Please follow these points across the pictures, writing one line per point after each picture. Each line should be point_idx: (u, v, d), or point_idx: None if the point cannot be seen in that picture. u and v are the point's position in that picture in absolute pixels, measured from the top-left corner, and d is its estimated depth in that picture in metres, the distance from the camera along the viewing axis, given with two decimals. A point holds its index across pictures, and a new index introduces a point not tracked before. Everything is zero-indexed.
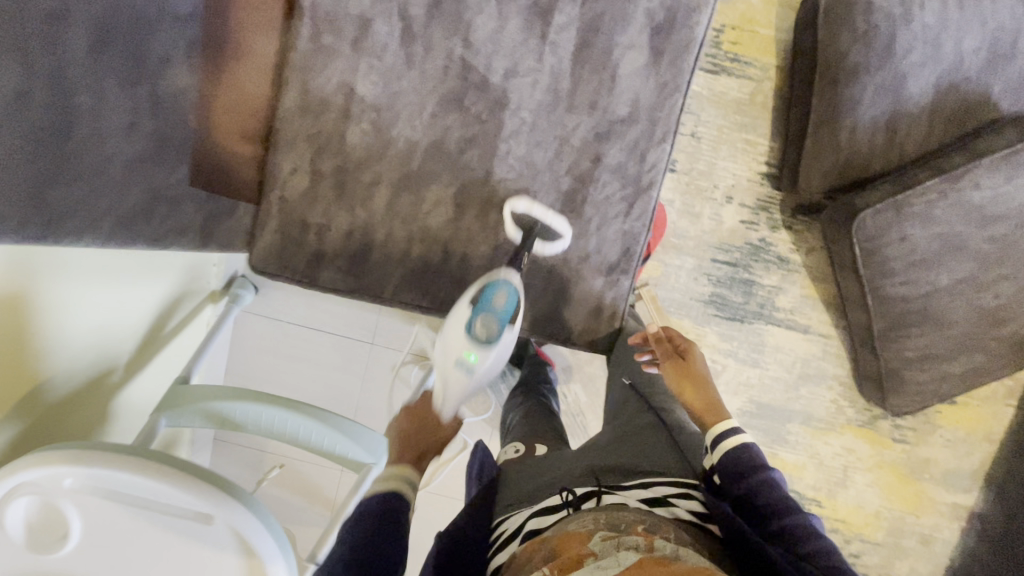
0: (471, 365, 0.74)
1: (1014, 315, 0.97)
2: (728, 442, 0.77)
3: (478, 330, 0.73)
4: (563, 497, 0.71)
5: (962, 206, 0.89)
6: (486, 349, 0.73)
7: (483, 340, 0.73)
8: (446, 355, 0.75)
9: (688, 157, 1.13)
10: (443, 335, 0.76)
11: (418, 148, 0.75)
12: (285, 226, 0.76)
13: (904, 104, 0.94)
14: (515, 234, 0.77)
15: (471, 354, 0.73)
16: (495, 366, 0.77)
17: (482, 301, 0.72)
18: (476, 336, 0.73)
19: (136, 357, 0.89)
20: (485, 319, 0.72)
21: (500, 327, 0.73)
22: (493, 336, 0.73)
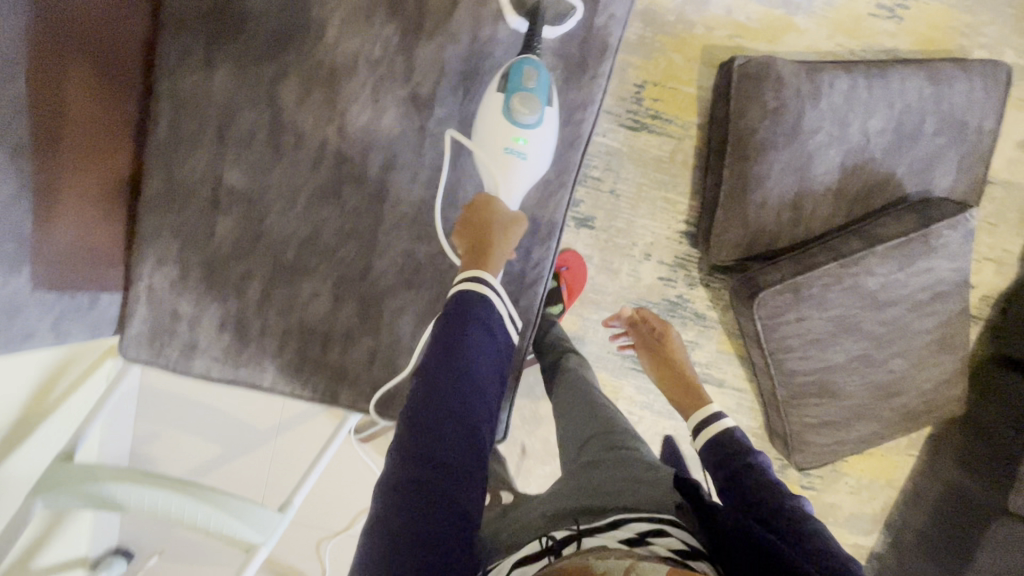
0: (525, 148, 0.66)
1: (907, 388, 1.00)
2: (712, 428, 0.88)
3: (517, 109, 0.64)
4: (542, 543, 0.65)
5: (857, 292, 0.90)
6: (532, 127, 0.65)
7: (525, 117, 0.64)
8: (504, 170, 0.67)
9: (607, 214, 1.11)
10: (478, 134, 0.67)
11: (293, 239, 0.72)
12: (156, 316, 0.74)
13: (809, 182, 0.94)
14: (517, 21, 0.67)
15: (521, 137, 0.65)
16: (548, 147, 0.68)
17: (512, 82, 0.64)
18: (516, 114, 0.64)
19: (14, 433, 0.86)
20: (523, 97, 0.64)
21: (540, 104, 0.65)
22: (538, 115, 0.65)
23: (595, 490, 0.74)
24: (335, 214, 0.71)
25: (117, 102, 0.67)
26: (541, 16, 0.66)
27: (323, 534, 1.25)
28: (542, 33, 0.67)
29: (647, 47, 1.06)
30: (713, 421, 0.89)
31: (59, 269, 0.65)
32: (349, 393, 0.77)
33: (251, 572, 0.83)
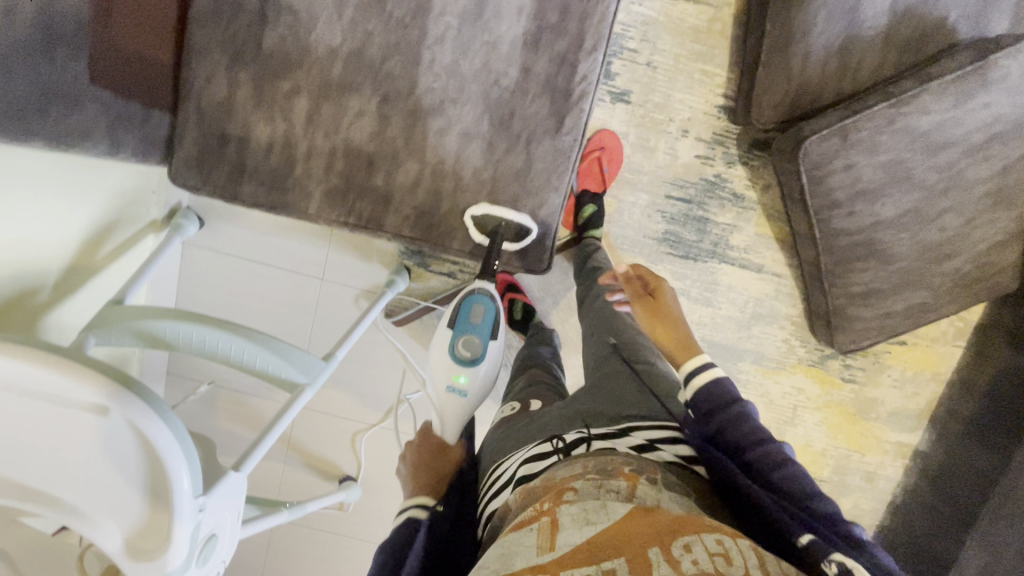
0: (464, 386, 0.83)
1: (960, 249, 0.97)
2: (701, 375, 0.72)
3: (460, 350, 0.84)
4: (553, 444, 0.64)
5: (908, 132, 0.88)
6: (473, 367, 0.84)
7: (467, 361, 0.84)
8: (448, 406, 0.83)
9: (643, 88, 1.10)
10: (432, 367, 0.86)
11: (338, 55, 0.72)
12: (204, 138, 0.74)
13: (858, 28, 0.90)
14: (484, 240, 0.79)
15: (462, 376, 0.84)
16: (486, 388, 0.85)
17: (460, 321, 0.84)
18: (460, 357, 0.84)
19: (66, 279, 0.87)
20: (466, 339, 0.84)
21: (482, 341, 0.84)
22: (477, 353, 0.84)
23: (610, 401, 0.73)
24: (380, 26, 0.71)
25: None
26: (498, 235, 0.78)
27: (357, 427, 1.24)
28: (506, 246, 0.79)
29: None
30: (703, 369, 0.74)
31: (114, 71, 0.67)
32: (396, 220, 0.78)
33: (298, 409, 0.84)
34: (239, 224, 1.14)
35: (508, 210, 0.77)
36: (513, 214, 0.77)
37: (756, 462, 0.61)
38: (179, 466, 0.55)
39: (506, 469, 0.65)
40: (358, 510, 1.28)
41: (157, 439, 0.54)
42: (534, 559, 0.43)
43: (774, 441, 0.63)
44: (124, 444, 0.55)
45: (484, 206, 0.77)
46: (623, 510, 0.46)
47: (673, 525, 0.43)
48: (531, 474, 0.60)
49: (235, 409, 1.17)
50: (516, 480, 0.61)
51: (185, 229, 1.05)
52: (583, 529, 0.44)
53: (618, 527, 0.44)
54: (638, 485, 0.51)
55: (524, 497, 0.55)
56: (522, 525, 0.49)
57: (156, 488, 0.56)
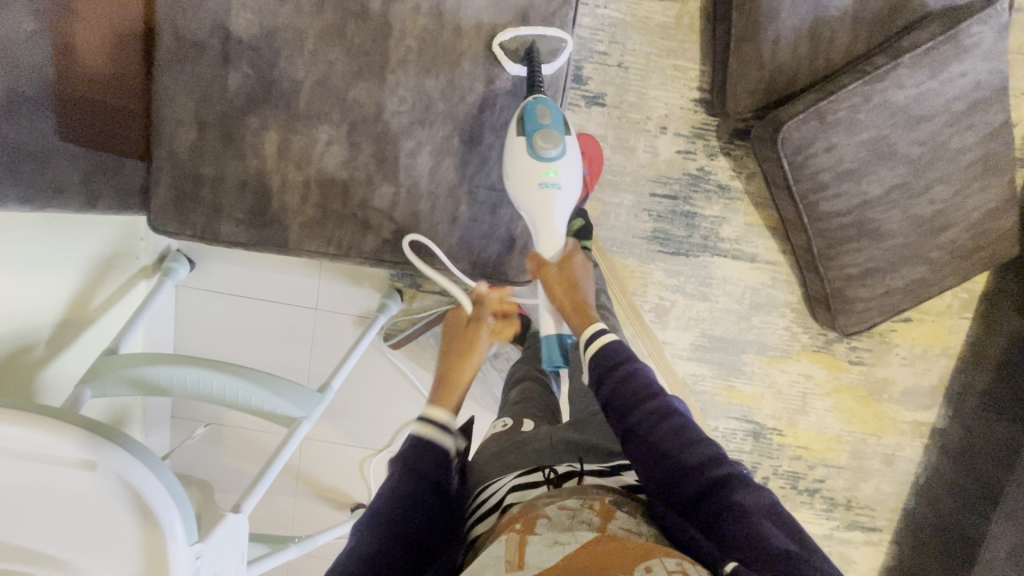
0: (558, 179, 0.71)
1: (953, 220, 0.95)
2: (590, 343, 0.68)
3: (542, 145, 0.69)
4: (545, 475, 0.62)
5: (886, 108, 0.87)
6: (557, 158, 0.71)
7: (552, 151, 0.70)
8: (543, 207, 0.72)
9: (618, 89, 1.09)
10: (511, 176, 0.72)
11: (303, 88, 0.72)
12: (178, 181, 0.75)
13: (825, 9, 0.89)
14: (516, 68, 0.73)
15: (552, 170, 0.71)
16: (573, 176, 0.74)
17: (531, 122, 0.70)
18: (543, 150, 0.70)
19: (58, 334, 0.88)
20: (544, 134, 0.69)
21: (561, 132, 0.70)
22: (560, 145, 0.70)
23: (608, 434, 0.73)
24: (342, 56, 0.72)
25: None
26: (536, 56, 0.72)
27: (363, 454, 1.23)
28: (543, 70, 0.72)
29: None
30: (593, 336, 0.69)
31: (83, 126, 0.68)
32: (376, 244, 0.77)
33: (296, 443, 0.83)
34: (229, 261, 1.15)
35: (537, 25, 0.72)
36: (545, 29, 0.72)
37: (642, 422, 0.60)
38: (169, 514, 0.54)
39: (493, 493, 0.63)
40: None
41: (147, 492, 0.54)
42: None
43: (659, 396, 0.62)
44: (111, 497, 0.54)
45: (510, 30, 0.71)
46: (590, 535, 0.48)
47: (640, 551, 0.46)
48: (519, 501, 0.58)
49: (240, 446, 1.16)
50: (502, 507, 0.59)
51: (175, 272, 1.05)
52: (552, 552, 0.46)
53: (586, 552, 0.45)
54: (613, 518, 0.52)
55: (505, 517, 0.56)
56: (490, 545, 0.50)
57: (148, 538, 0.55)
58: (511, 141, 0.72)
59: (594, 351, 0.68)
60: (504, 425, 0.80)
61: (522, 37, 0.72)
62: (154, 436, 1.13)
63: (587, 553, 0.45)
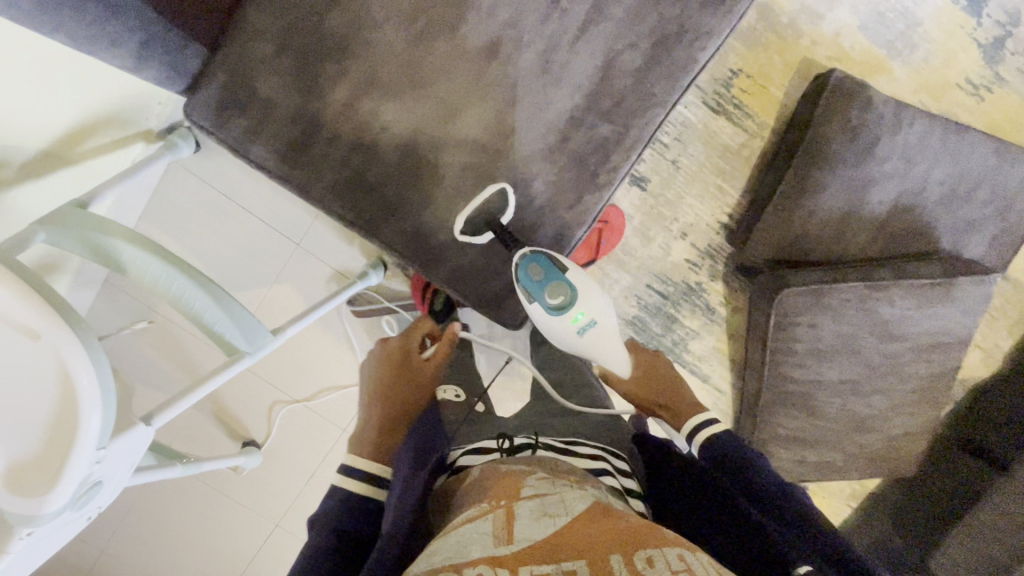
0: (588, 317, 0.79)
1: (878, 428, 1.05)
2: (702, 435, 0.82)
3: (557, 301, 0.77)
4: (499, 443, 0.78)
5: (871, 314, 0.96)
6: (576, 301, 0.78)
7: (562, 303, 0.77)
8: (597, 332, 0.81)
9: (662, 182, 1.14)
10: (552, 335, 0.81)
11: (394, 60, 0.72)
12: (232, 84, 0.72)
13: (861, 207, 0.98)
14: (485, 236, 0.76)
15: (578, 313, 0.78)
16: (602, 301, 0.80)
17: (532, 289, 0.76)
18: (558, 304, 0.77)
19: (36, 162, 0.82)
20: (552, 289, 0.76)
21: (562, 280, 0.76)
22: (569, 291, 0.77)
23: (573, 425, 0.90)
24: (443, 50, 0.72)
25: None
26: (493, 221, 0.76)
27: (280, 397, 1.22)
28: (502, 222, 0.76)
29: (753, 38, 1.09)
30: (703, 427, 0.83)
31: None
32: (392, 231, 0.78)
33: (231, 374, 0.81)
34: (235, 163, 1.11)
35: (576, 216, 0.78)
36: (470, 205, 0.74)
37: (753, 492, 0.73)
38: (90, 411, 0.52)
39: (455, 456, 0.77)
40: (251, 477, 1.25)
41: (78, 382, 0.51)
42: (493, 548, 0.48)
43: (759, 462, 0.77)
44: (40, 369, 0.52)
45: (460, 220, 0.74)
46: (580, 507, 0.54)
47: (629, 531, 0.50)
48: (473, 463, 0.73)
49: (165, 341, 1.13)
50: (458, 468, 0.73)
51: (179, 150, 1.03)
52: (545, 525, 0.51)
53: (577, 523, 0.51)
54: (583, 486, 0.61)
55: (474, 484, 0.63)
56: (474, 518, 0.54)
57: (61, 425, 0.53)
58: (531, 309, 0.78)
59: (701, 442, 0.82)
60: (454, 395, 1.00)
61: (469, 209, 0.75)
62: (79, 293, 1.07)
63: (577, 525, 0.51)
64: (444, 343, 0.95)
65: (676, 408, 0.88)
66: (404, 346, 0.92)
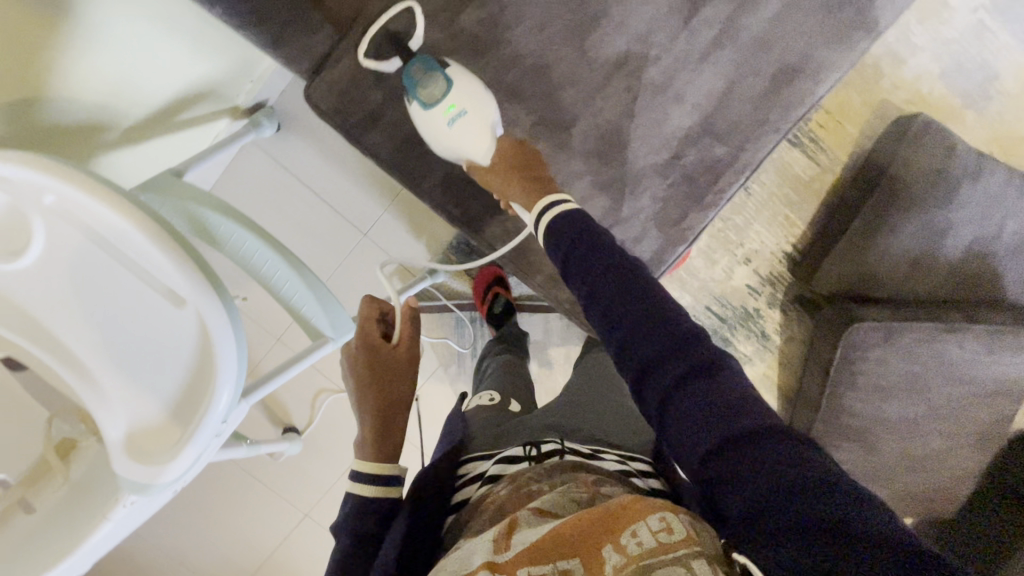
0: (461, 108, 0.68)
1: (930, 468, 1.06)
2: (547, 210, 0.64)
3: (430, 90, 0.68)
4: (526, 450, 0.63)
5: (937, 356, 0.97)
6: (450, 90, 0.68)
7: (433, 93, 0.68)
8: (461, 138, 0.70)
9: (731, 206, 1.16)
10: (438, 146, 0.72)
11: (521, 63, 0.73)
12: (356, 69, 0.72)
13: (936, 249, 1.00)
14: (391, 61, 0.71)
15: (450, 103, 0.68)
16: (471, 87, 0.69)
17: (411, 86, 0.69)
18: (429, 95, 0.68)
19: (138, 128, 0.82)
20: (433, 81, 0.68)
21: (438, 70, 0.68)
22: (444, 80, 0.68)
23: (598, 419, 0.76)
24: (570, 58, 0.73)
25: None
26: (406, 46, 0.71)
27: (326, 386, 1.22)
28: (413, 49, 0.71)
29: None
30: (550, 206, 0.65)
31: None
32: (496, 230, 0.79)
33: (314, 359, 0.83)
34: (313, 147, 1.11)
35: (679, 232, 0.78)
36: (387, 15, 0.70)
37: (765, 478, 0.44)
38: (225, 385, 0.52)
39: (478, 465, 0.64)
40: (288, 463, 1.23)
41: (220, 353, 0.51)
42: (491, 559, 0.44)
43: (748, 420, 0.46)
44: (185, 335, 0.52)
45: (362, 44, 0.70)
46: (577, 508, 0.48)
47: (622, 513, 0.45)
48: (501, 474, 0.60)
49: None
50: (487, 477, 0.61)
51: (263, 129, 1.02)
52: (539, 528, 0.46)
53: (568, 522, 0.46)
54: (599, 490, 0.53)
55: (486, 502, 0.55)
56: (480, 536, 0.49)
57: (197, 390, 0.53)
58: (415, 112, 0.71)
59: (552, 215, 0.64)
60: (489, 400, 0.85)
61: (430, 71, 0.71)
62: None
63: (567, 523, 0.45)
64: (409, 321, 0.73)
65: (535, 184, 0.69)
66: (364, 337, 0.71)
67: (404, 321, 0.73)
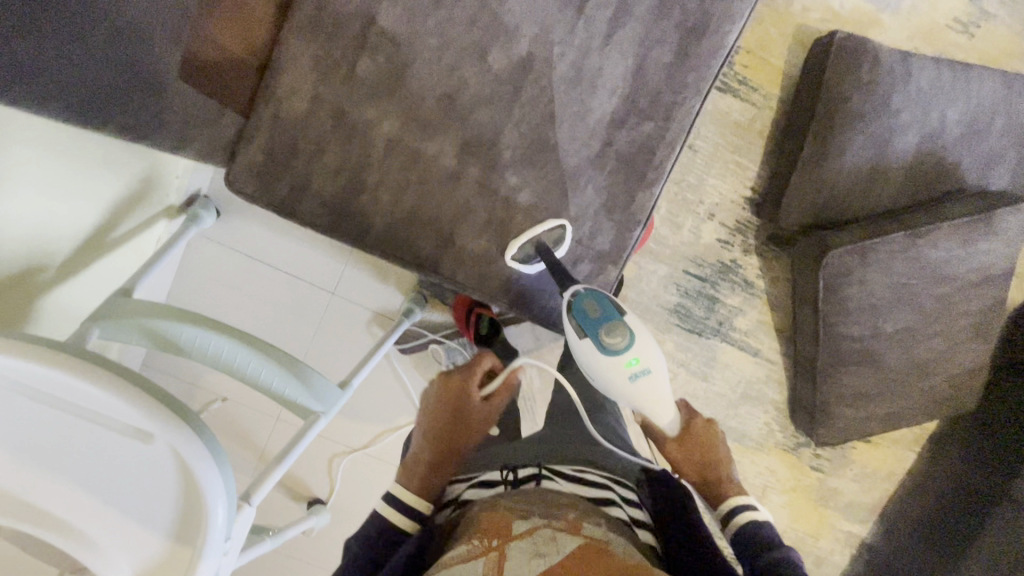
0: (644, 366, 0.74)
1: (939, 369, 1.07)
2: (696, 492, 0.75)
3: (614, 344, 0.72)
4: (504, 475, 0.70)
5: (917, 261, 0.97)
6: (632, 346, 0.73)
7: (620, 346, 0.73)
8: (645, 392, 0.75)
9: (681, 168, 1.16)
10: (599, 380, 0.75)
11: (430, 95, 0.72)
12: (270, 145, 0.71)
13: (887, 158, 1.00)
14: (527, 267, 0.76)
15: (633, 359, 0.73)
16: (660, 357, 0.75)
17: (590, 329, 0.73)
18: (616, 347, 0.73)
19: (74, 259, 0.80)
20: (610, 332, 0.72)
21: (624, 323, 0.73)
22: (627, 338, 0.73)
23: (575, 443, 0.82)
24: (476, 77, 0.72)
25: None
26: (547, 250, 0.75)
27: (338, 449, 1.20)
28: (557, 255, 0.76)
29: None
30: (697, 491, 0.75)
31: (200, 71, 0.66)
32: (452, 264, 0.77)
33: (310, 438, 0.83)
34: (257, 223, 1.10)
35: (630, 216, 0.78)
36: (541, 227, 0.75)
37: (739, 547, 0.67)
38: (215, 505, 0.50)
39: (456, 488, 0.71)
40: (322, 535, 1.22)
41: (201, 475, 0.49)
42: None
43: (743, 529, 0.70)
44: (162, 470, 0.50)
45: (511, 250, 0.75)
46: (571, 545, 0.50)
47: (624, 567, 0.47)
48: (474, 498, 0.67)
49: (216, 415, 1.10)
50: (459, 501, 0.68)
51: (202, 220, 1.00)
52: (535, 567, 0.47)
53: (566, 566, 0.47)
54: (583, 529, 0.54)
55: (470, 520, 0.57)
56: (465, 556, 0.50)
57: (188, 517, 0.52)
58: (587, 357, 0.74)
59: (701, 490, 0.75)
60: None
61: (526, 241, 0.75)
62: None
63: (566, 570, 0.46)
64: (506, 389, 0.85)
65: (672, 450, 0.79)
66: (464, 382, 0.83)
67: (505, 389, 0.85)
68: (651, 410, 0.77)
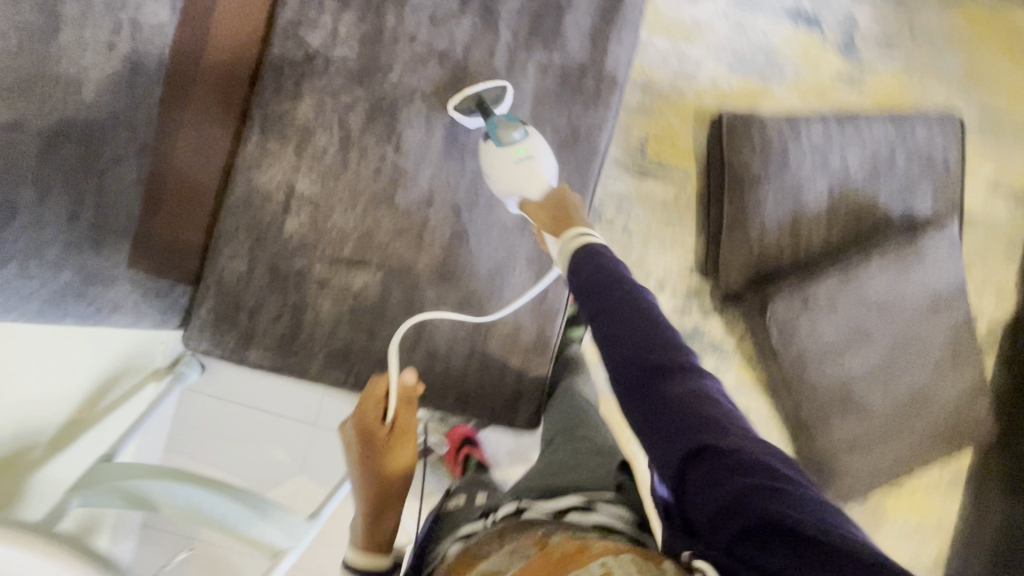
0: (529, 151, 0.77)
1: (930, 402, 1.02)
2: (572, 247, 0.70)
3: (502, 130, 0.77)
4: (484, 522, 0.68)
5: (861, 297, 0.98)
6: (525, 138, 0.77)
7: (510, 129, 0.77)
8: (531, 177, 0.76)
9: (621, 250, 1.22)
10: (491, 174, 0.79)
11: (351, 238, 0.82)
12: (217, 305, 0.81)
13: (803, 208, 1.05)
14: (470, 119, 0.82)
15: (520, 147, 0.77)
16: (549, 153, 0.79)
17: (489, 130, 0.78)
18: (504, 133, 0.77)
19: (61, 434, 0.88)
20: (503, 126, 0.77)
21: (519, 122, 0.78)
22: (520, 129, 0.77)
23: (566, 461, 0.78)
24: (389, 215, 0.83)
25: (211, 128, 0.80)
26: (486, 106, 0.81)
27: None
28: (496, 111, 0.81)
29: (648, 109, 1.23)
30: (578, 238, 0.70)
31: (146, 252, 0.76)
32: None
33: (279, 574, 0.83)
34: (238, 372, 1.18)
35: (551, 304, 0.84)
36: (484, 84, 0.81)
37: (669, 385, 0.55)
38: None
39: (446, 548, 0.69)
40: None
41: None
42: None
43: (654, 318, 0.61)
44: None
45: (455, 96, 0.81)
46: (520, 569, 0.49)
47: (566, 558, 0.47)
48: (463, 543, 0.66)
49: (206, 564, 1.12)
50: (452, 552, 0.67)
51: (186, 375, 1.09)
52: None
53: None
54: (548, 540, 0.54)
55: None
56: None
57: None
58: (484, 154, 0.80)
59: (577, 249, 0.69)
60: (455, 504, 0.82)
61: (467, 96, 0.81)
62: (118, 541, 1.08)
63: None
64: (405, 406, 0.78)
65: (559, 218, 0.75)
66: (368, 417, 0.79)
67: (404, 404, 0.78)
68: (531, 196, 0.77)
